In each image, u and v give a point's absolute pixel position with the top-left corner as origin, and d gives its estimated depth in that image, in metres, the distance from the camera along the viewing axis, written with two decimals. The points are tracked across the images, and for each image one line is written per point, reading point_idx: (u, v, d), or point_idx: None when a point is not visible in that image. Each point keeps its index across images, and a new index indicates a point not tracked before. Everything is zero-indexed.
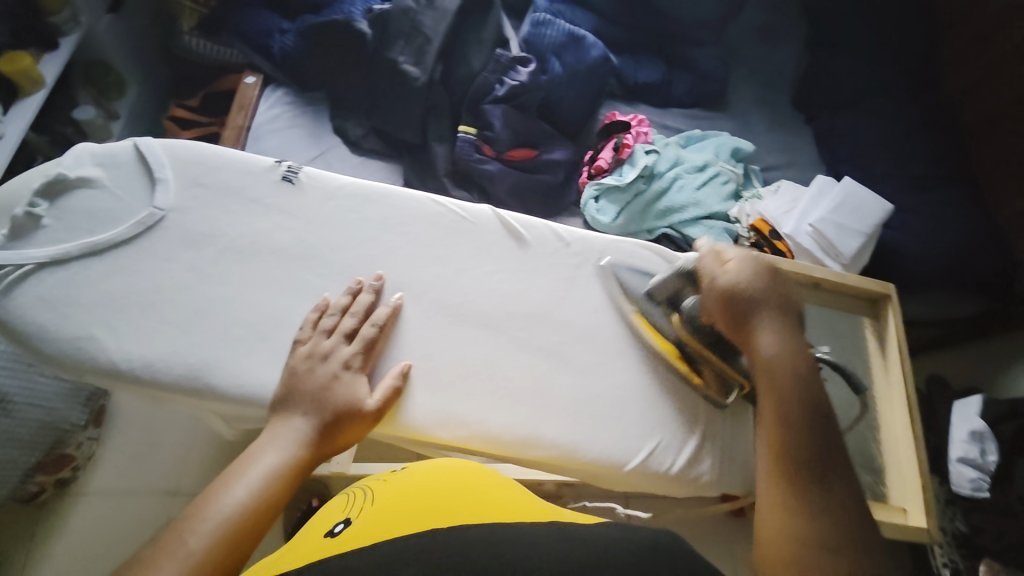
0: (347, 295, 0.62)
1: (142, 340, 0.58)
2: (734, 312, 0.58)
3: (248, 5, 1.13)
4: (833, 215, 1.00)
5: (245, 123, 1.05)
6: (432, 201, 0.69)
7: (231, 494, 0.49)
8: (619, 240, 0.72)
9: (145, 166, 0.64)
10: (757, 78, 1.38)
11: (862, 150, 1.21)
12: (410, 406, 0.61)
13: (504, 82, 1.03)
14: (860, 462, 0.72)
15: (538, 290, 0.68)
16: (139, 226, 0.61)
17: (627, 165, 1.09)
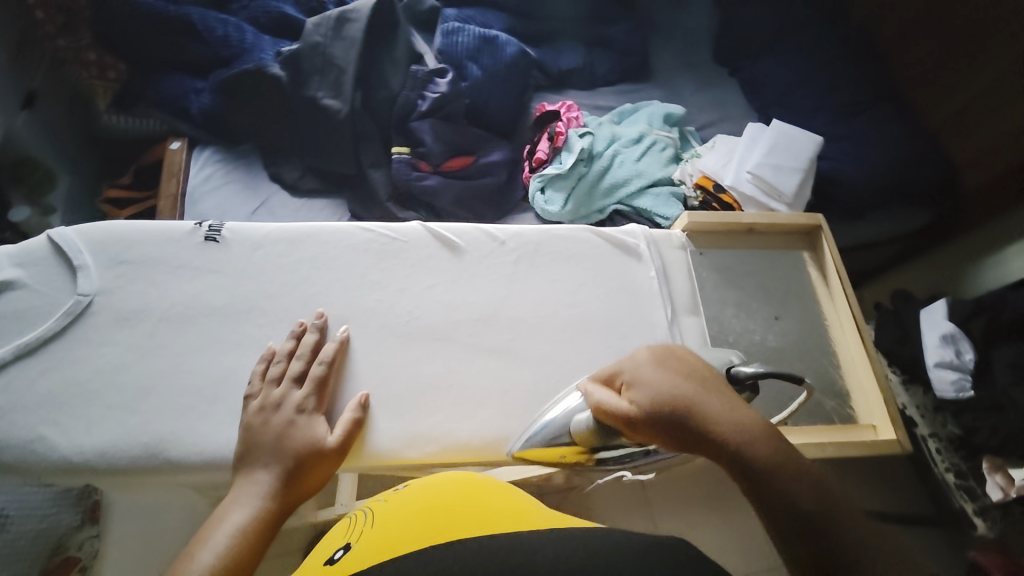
0: (291, 339, 0.62)
1: (96, 428, 0.57)
2: (661, 429, 0.49)
3: (160, 72, 1.12)
4: (768, 158, 1.02)
5: (178, 190, 1.03)
6: (362, 229, 0.69)
7: (199, 560, 0.48)
8: (552, 229, 0.73)
9: (61, 256, 0.63)
10: (674, 44, 1.42)
11: (786, 93, 1.25)
12: (377, 434, 0.61)
13: (426, 96, 1.04)
14: (823, 389, 0.74)
15: (482, 293, 0.69)
16: (67, 316, 0.60)
17: (564, 152, 1.10)
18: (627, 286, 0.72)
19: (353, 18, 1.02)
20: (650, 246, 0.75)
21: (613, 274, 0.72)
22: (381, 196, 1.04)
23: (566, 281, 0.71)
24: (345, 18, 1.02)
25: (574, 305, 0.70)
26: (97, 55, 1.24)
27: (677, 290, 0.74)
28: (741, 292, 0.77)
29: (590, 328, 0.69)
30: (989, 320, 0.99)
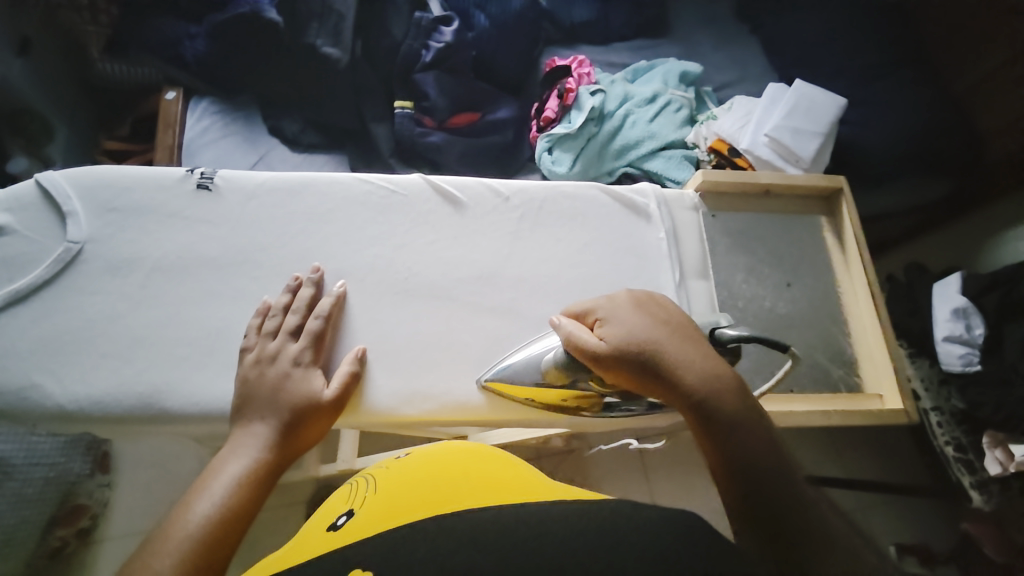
0: (287, 293, 0.61)
1: (92, 376, 0.57)
2: (630, 365, 0.54)
3: (152, 15, 1.07)
4: (787, 120, 0.97)
5: (175, 141, 1.00)
6: (361, 181, 0.67)
7: (196, 510, 0.48)
8: (557, 186, 0.71)
9: (52, 203, 0.61)
10: None
11: (812, 48, 1.17)
12: (374, 390, 0.60)
13: (429, 47, 0.97)
14: (831, 357, 0.73)
15: (482, 251, 0.67)
16: (58, 263, 0.59)
17: (574, 110, 1.05)
18: (633, 247, 0.70)
19: None
20: (660, 206, 0.72)
21: (619, 235, 0.70)
22: (384, 151, 1.02)
23: (570, 241, 0.69)
24: None
25: (577, 266, 0.68)
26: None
27: (688, 254, 0.71)
28: (750, 258, 0.74)
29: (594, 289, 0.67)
30: (1004, 295, 0.96)
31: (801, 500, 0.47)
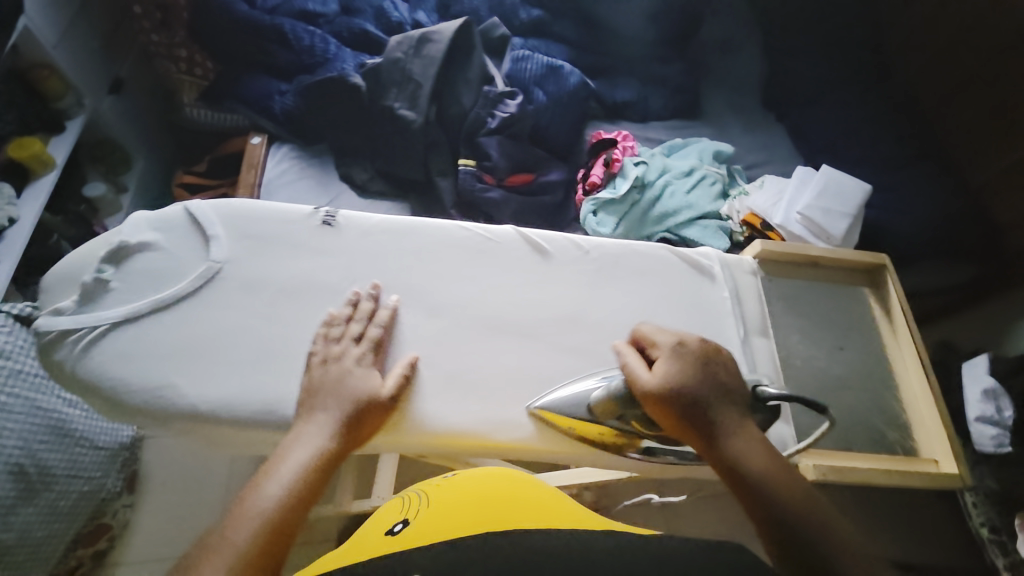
0: (349, 306, 0.67)
1: (218, 382, 0.63)
2: (678, 411, 0.59)
3: (247, 72, 1.21)
4: (818, 201, 1.05)
5: (257, 180, 1.11)
6: (460, 227, 0.74)
7: (267, 490, 0.52)
8: (632, 243, 0.77)
9: (197, 225, 0.69)
10: (726, 86, 1.48)
11: (835, 140, 1.29)
12: (423, 400, 0.65)
13: (496, 115, 1.09)
14: (885, 420, 0.76)
15: (565, 297, 0.73)
16: (200, 279, 0.66)
17: (619, 178, 1.15)
18: (699, 304, 0.75)
19: (434, 38, 1.08)
20: (723, 269, 0.78)
21: (687, 292, 0.75)
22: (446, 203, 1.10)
23: (643, 294, 0.74)
24: (427, 37, 1.08)
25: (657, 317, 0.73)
26: (189, 52, 1.32)
27: (750, 315, 0.76)
28: (803, 321, 0.79)
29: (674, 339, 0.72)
30: None
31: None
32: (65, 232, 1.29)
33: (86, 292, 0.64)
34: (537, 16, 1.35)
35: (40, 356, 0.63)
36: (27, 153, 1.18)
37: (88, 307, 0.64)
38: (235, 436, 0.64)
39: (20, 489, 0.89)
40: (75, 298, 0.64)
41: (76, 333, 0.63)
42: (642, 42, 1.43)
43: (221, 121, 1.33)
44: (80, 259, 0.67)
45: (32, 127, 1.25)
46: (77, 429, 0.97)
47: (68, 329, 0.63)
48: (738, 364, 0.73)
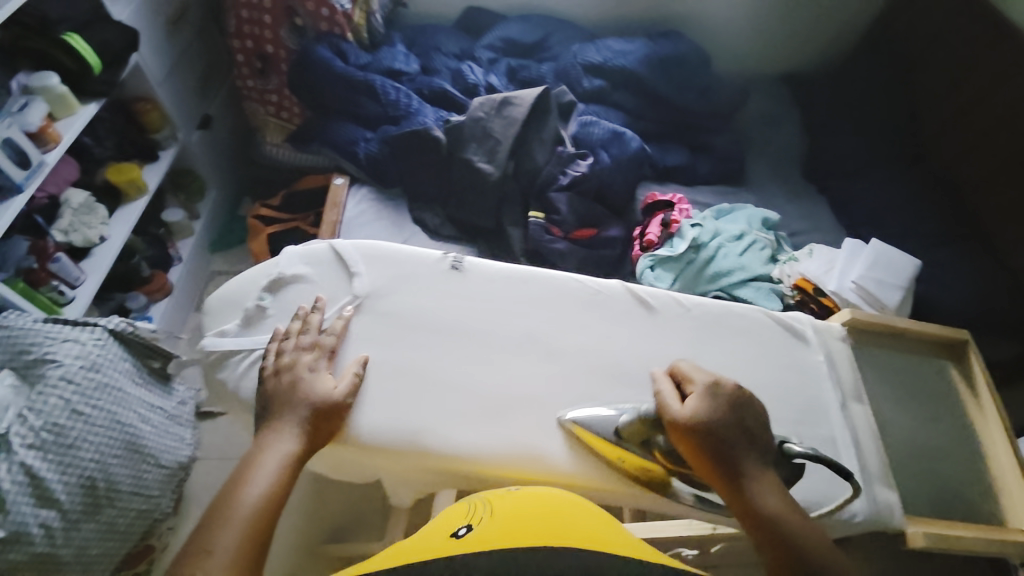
0: (298, 318, 0.69)
1: (362, 409, 0.65)
2: (709, 454, 0.61)
3: (336, 119, 1.33)
4: (871, 272, 1.11)
5: (338, 218, 1.20)
6: (575, 279, 0.77)
7: (246, 493, 0.55)
8: (732, 304, 0.77)
9: (341, 262, 0.75)
10: (769, 156, 1.55)
11: (878, 216, 1.36)
12: (368, 406, 0.65)
13: (567, 173, 1.17)
14: (976, 488, 0.77)
15: (677, 352, 0.73)
16: (343, 312, 0.71)
17: (676, 238, 1.22)
18: (796, 367, 0.73)
19: (516, 102, 1.18)
20: (817, 333, 0.76)
21: (786, 355, 0.74)
22: (514, 250, 1.17)
23: (744, 354, 0.73)
24: (508, 101, 1.18)
25: (778, 377, 0.72)
26: (280, 97, 1.44)
27: (845, 380, 0.74)
28: (897, 390, 0.81)
29: (797, 401, 0.71)
30: None
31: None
32: (144, 253, 1.36)
33: (247, 317, 0.71)
34: (598, 85, 1.46)
35: (204, 375, 0.71)
36: (124, 178, 1.24)
37: (247, 331, 0.71)
38: (367, 463, 0.67)
39: (86, 504, 0.88)
40: (237, 322, 0.71)
41: (235, 355, 0.69)
42: (694, 112, 1.52)
43: (298, 160, 1.43)
44: (240, 286, 0.74)
45: (128, 153, 1.32)
46: (146, 446, 0.97)
47: (230, 350, 0.69)
48: (840, 431, 0.70)
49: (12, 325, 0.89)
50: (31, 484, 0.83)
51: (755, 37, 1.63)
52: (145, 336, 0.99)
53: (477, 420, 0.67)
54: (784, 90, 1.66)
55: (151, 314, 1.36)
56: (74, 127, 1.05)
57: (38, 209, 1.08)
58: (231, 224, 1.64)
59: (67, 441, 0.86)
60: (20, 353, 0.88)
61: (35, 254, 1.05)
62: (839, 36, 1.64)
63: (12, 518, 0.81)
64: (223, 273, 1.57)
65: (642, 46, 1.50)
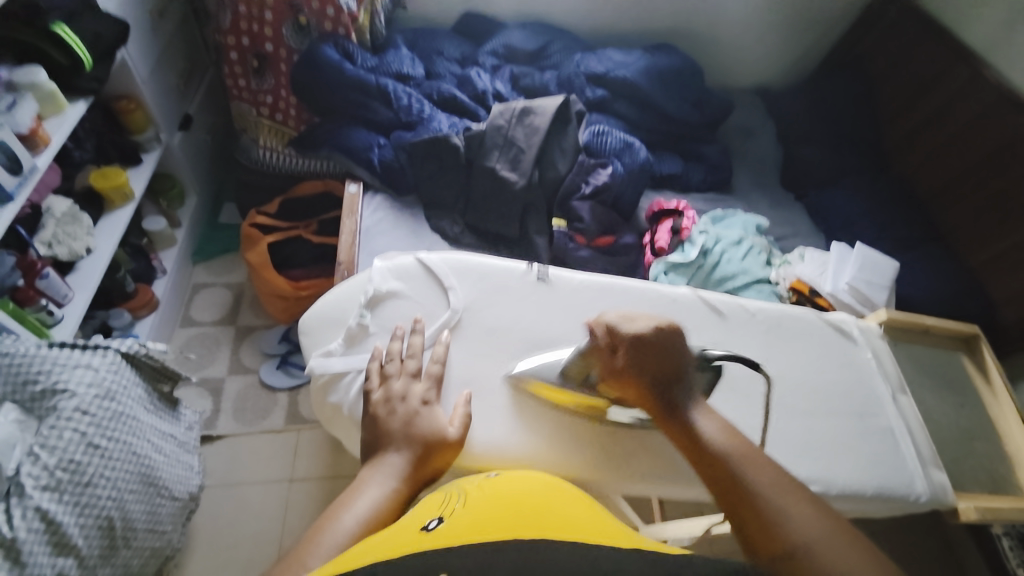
0: (396, 341, 0.69)
1: (487, 425, 0.68)
2: (638, 382, 0.62)
3: (345, 125, 1.30)
4: (861, 274, 1.21)
5: (356, 227, 1.15)
6: (650, 288, 0.80)
7: (342, 523, 0.51)
8: (790, 308, 0.83)
9: (433, 278, 0.77)
10: (747, 167, 1.59)
11: (850, 221, 1.44)
12: (481, 434, 0.67)
13: (589, 182, 1.23)
14: (1000, 468, 0.88)
15: (757, 355, 0.78)
16: (446, 326, 0.72)
17: (687, 244, 1.25)
18: (851, 364, 0.80)
19: (536, 112, 1.21)
20: (861, 332, 0.83)
21: (839, 353, 0.80)
22: (540, 258, 1.19)
23: (809, 355, 0.79)
24: (529, 110, 1.21)
25: (844, 377, 0.79)
26: (275, 98, 1.36)
27: (890, 374, 0.82)
28: (930, 381, 0.92)
29: (867, 398, 0.78)
30: None
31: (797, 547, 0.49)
32: (128, 266, 1.25)
33: (351, 336, 0.71)
34: (601, 95, 1.48)
35: (316, 399, 0.70)
36: (109, 184, 1.14)
37: (353, 349, 0.71)
38: None
39: (103, 546, 0.80)
40: (341, 342, 0.71)
41: (348, 377, 0.69)
42: (688, 124, 1.56)
43: (302, 166, 1.37)
44: (337, 305, 0.74)
45: (108, 155, 1.20)
46: (161, 477, 0.89)
47: (340, 371, 0.69)
48: (895, 421, 0.77)
49: (8, 352, 0.80)
50: (47, 531, 0.74)
51: (735, 53, 1.75)
52: (157, 358, 0.92)
53: (584, 431, 0.70)
54: (760, 102, 1.76)
55: (136, 331, 1.24)
56: (65, 129, 0.97)
57: (22, 220, 0.99)
58: (213, 232, 1.52)
59: (84, 479, 0.77)
60: (24, 384, 0.79)
61: (21, 270, 0.95)
62: (806, 53, 1.79)
63: (29, 572, 0.72)
64: (209, 285, 1.45)
65: (640, 59, 1.53)
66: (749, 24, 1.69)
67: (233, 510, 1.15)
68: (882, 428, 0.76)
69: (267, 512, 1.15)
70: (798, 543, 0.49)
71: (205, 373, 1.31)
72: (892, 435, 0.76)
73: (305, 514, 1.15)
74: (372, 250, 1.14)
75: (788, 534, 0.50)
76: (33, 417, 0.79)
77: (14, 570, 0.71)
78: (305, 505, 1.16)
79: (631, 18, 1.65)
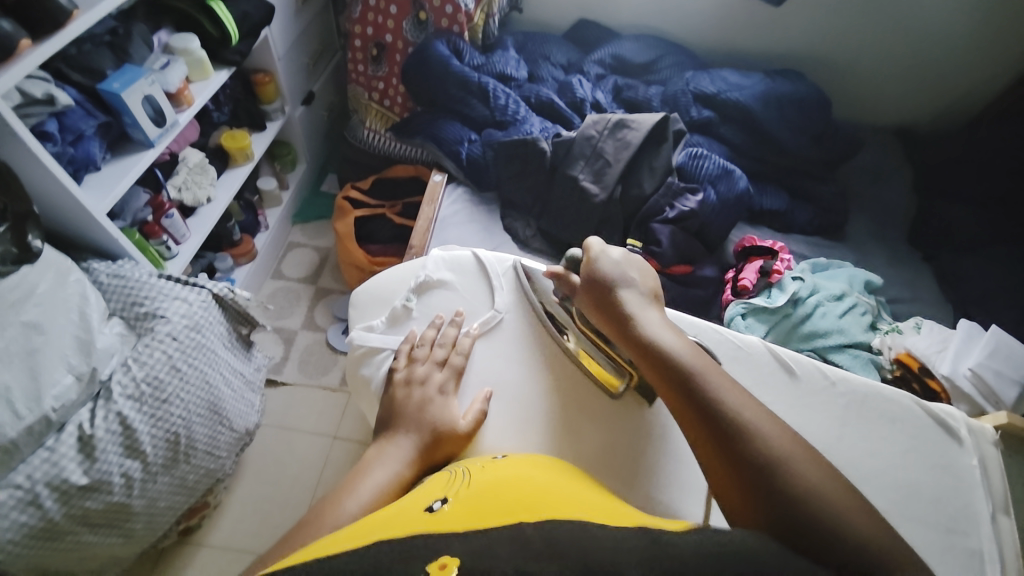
0: (432, 329, 0.70)
1: (505, 435, 0.64)
2: (598, 304, 0.66)
3: (442, 117, 1.35)
4: (990, 362, 1.00)
5: (434, 215, 1.20)
6: (715, 329, 0.74)
7: (345, 508, 0.52)
8: (881, 385, 0.71)
9: (484, 276, 0.77)
10: (868, 214, 1.39)
11: (988, 298, 1.20)
12: (489, 439, 0.63)
13: (674, 207, 1.14)
14: None
15: (826, 428, 0.67)
16: (486, 325, 0.72)
17: (775, 288, 1.12)
18: (948, 467, 0.67)
19: (631, 126, 1.16)
20: (972, 433, 0.69)
21: (934, 451, 0.67)
22: None
23: (891, 443, 0.67)
24: (624, 123, 1.17)
25: (934, 479, 0.66)
26: (386, 85, 1.46)
27: (995, 491, 0.67)
28: None
29: (961, 510, 0.64)
30: None
31: (758, 458, 0.48)
32: (239, 218, 1.41)
33: (394, 316, 0.73)
34: (708, 116, 1.37)
35: (349, 369, 0.72)
36: (235, 145, 1.30)
37: (392, 329, 0.72)
38: None
39: (166, 458, 0.89)
40: (384, 319, 0.73)
41: (381, 354, 0.70)
42: (804, 159, 1.40)
43: (397, 150, 1.45)
44: (389, 285, 0.77)
45: (240, 119, 1.36)
46: (224, 408, 0.99)
47: (376, 346, 0.71)
48: (989, 546, 0.63)
49: (126, 276, 0.94)
50: (123, 435, 0.83)
51: (875, 87, 1.55)
52: (240, 303, 1.03)
53: (606, 464, 0.63)
54: (897, 145, 1.53)
55: (235, 276, 1.39)
56: (207, 91, 1.13)
57: (161, 164, 1.15)
58: (314, 199, 1.67)
59: (162, 396, 0.88)
60: (132, 305, 0.92)
61: (152, 207, 1.11)
62: (968, 94, 1.51)
63: (98, 466, 0.81)
64: (300, 246, 1.59)
65: (759, 82, 1.41)
66: (899, 57, 1.48)
67: (278, 453, 1.24)
68: (970, 550, 0.62)
69: (306, 460, 1.24)
70: (770, 463, 0.47)
71: (281, 323, 1.44)
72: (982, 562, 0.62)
73: (337, 474, 1.22)
74: (443, 239, 1.18)
75: (762, 457, 0.47)
76: (133, 333, 0.91)
77: (86, 462, 0.80)
78: (341, 464, 1.23)
79: (758, 37, 1.53)
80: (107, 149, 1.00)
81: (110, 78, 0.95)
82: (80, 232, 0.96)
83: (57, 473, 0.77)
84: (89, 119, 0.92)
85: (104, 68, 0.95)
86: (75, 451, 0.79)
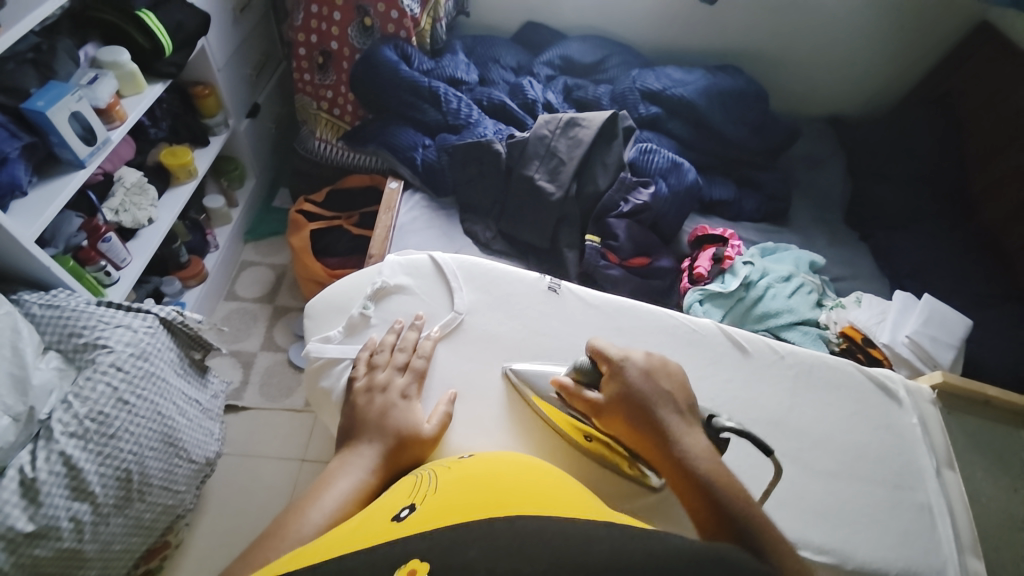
0: (392, 334, 0.69)
1: (475, 436, 0.65)
2: (625, 419, 0.59)
3: (394, 124, 1.33)
4: (925, 328, 1.08)
5: (392, 222, 1.19)
6: (670, 315, 0.76)
7: (309, 518, 0.51)
8: (824, 355, 0.76)
9: (442, 278, 0.77)
10: (809, 199, 1.47)
11: (920, 269, 1.29)
12: (457, 438, 0.64)
13: (629, 201, 1.17)
14: None
15: (776, 400, 0.71)
16: (447, 327, 0.72)
17: (728, 274, 1.17)
18: (891, 427, 0.72)
19: (582, 124, 1.19)
20: (909, 394, 0.74)
21: (878, 414, 0.72)
22: (568, 273, 1.17)
23: (838, 409, 0.72)
24: (575, 122, 1.19)
25: (881, 441, 0.70)
26: (334, 93, 1.43)
27: (937, 446, 0.72)
28: (983, 458, 0.82)
29: (906, 467, 0.69)
30: None
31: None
32: (185, 238, 1.34)
33: (351, 325, 0.72)
34: (655, 112, 1.42)
35: (307, 382, 0.70)
36: (176, 161, 1.24)
37: (350, 338, 0.71)
38: None
39: (119, 497, 0.84)
40: (341, 329, 0.71)
41: (339, 364, 0.69)
42: (747, 149, 1.47)
43: (350, 160, 1.42)
44: (345, 293, 0.75)
45: (180, 135, 1.30)
46: (181, 439, 0.94)
47: (335, 357, 0.70)
48: (935, 498, 0.68)
49: (60, 305, 0.88)
50: (68, 476, 0.78)
51: (807, 79, 1.65)
52: (191, 327, 0.98)
53: (566, 462, 0.64)
54: (830, 132, 1.63)
55: (184, 299, 1.33)
56: (141, 106, 1.08)
57: (94, 185, 1.09)
58: (267, 214, 1.61)
59: (110, 431, 0.82)
60: (70, 335, 0.86)
61: (86, 231, 1.04)
62: (889, 83, 1.63)
63: (44, 511, 0.75)
64: (255, 264, 1.53)
65: (701, 78, 1.46)
66: (825, 52, 1.59)
67: (243, 480, 1.19)
68: (918, 504, 0.67)
69: (271, 485, 1.19)
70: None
71: (239, 345, 1.38)
72: (930, 513, 0.67)
73: None
74: (403, 246, 1.17)
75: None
76: (73, 366, 0.86)
77: (30, 507, 0.75)
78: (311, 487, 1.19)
79: (697, 35, 1.60)
80: (32, 171, 0.93)
81: (34, 97, 0.89)
82: (7, 261, 0.89)
83: (0, 521, 0.72)
84: (14, 141, 0.86)
85: (27, 87, 0.89)
86: (18, 497, 0.74)
